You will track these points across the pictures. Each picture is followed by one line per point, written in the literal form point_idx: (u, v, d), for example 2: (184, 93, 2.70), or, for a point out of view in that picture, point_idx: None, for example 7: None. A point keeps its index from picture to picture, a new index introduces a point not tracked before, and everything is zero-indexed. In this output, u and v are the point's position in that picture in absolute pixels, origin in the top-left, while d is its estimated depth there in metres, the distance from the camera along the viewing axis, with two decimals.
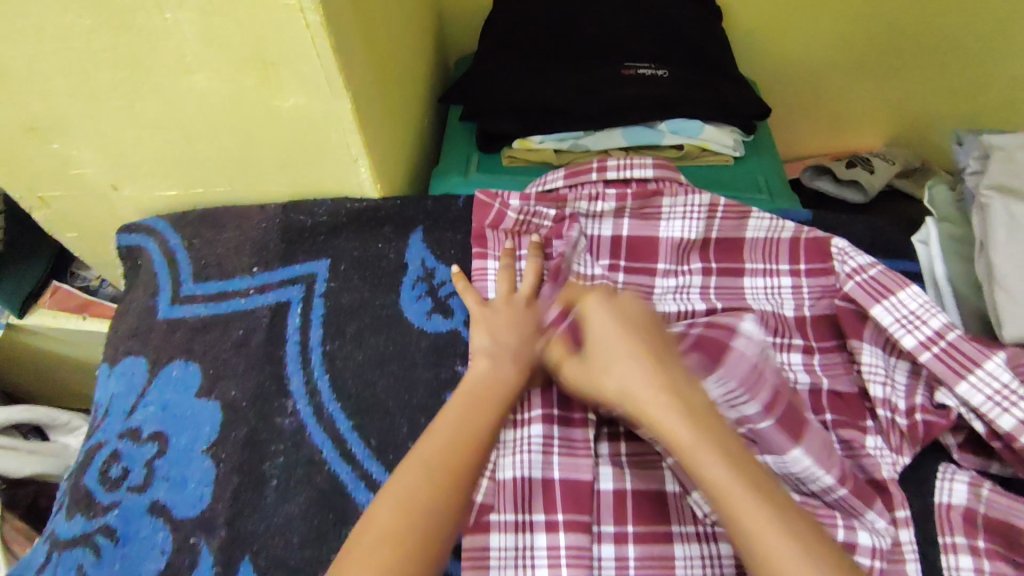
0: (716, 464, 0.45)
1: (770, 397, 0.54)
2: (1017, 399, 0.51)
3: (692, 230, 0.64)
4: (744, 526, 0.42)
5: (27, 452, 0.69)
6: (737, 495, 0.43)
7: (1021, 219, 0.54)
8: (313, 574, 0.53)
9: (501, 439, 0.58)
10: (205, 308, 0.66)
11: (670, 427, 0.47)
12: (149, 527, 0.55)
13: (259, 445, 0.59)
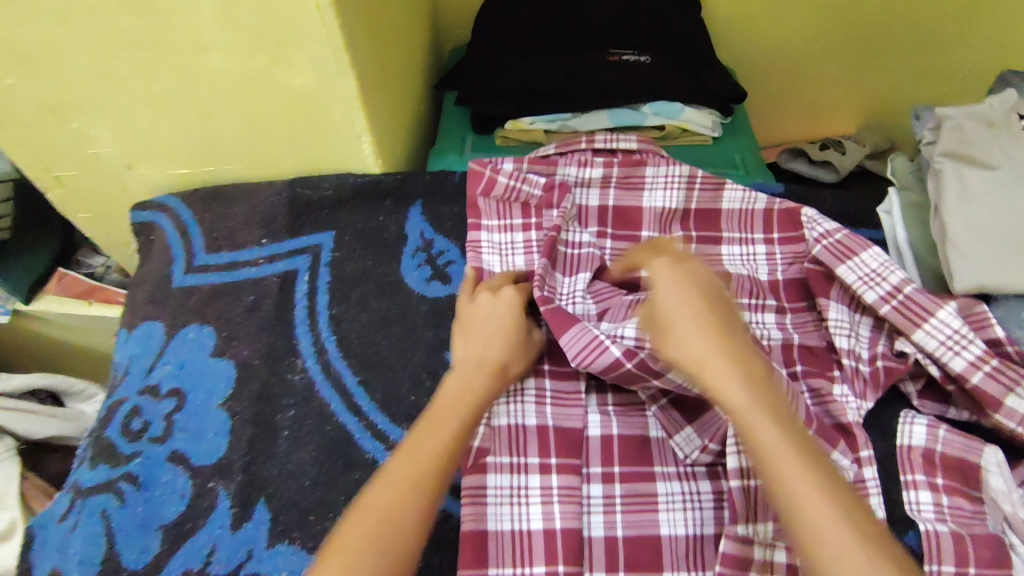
0: (761, 421, 0.45)
1: None
2: (967, 343, 0.56)
3: (673, 199, 0.70)
4: (780, 482, 0.43)
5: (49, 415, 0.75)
6: (778, 450, 0.44)
7: (971, 183, 0.59)
8: (324, 512, 0.58)
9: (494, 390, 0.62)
10: (217, 277, 0.70)
11: (721, 382, 0.47)
12: (169, 473, 0.59)
13: (271, 399, 0.63)
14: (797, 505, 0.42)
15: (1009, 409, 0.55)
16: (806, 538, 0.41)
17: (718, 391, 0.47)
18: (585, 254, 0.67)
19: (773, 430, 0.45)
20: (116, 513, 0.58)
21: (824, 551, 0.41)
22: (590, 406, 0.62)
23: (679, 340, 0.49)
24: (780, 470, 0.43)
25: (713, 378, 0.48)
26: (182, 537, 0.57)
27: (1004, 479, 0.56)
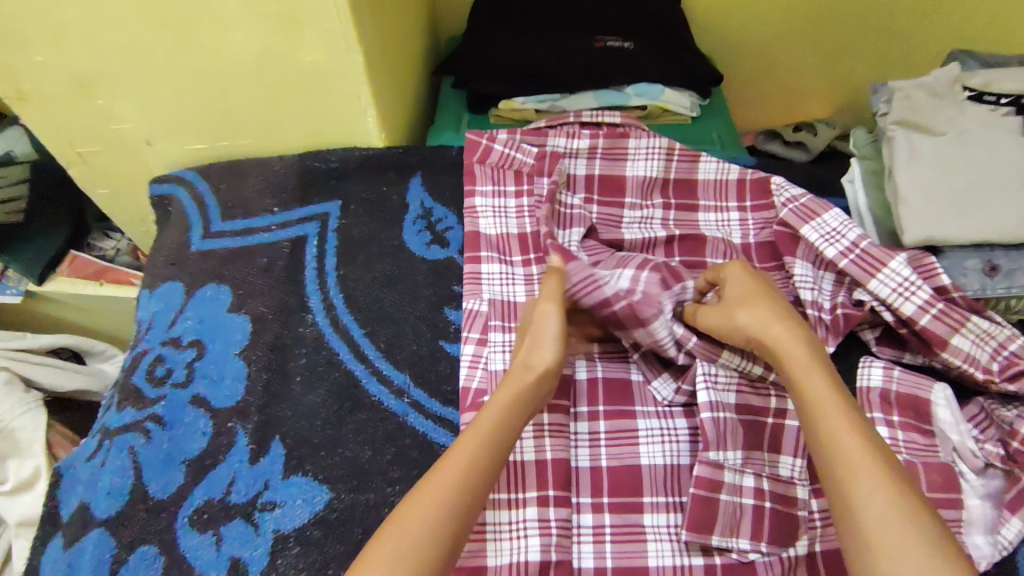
0: (822, 386, 0.52)
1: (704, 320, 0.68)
2: (915, 290, 0.62)
3: (653, 168, 0.76)
4: (832, 431, 0.49)
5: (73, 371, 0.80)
6: (832, 410, 0.50)
7: (919, 147, 0.66)
8: (334, 447, 0.63)
9: (490, 339, 0.68)
10: (233, 241, 0.76)
11: (786, 349, 0.55)
12: (191, 414, 0.65)
13: (284, 349, 0.69)
14: (845, 456, 0.48)
15: (953, 347, 0.61)
16: (847, 481, 0.47)
17: (781, 355, 0.55)
18: (578, 214, 0.74)
19: (831, 394, 0.51)
20: (143, 449, 0.63)
21: (864, 492, 0.46)
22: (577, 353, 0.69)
23: (750, 309, 0.58)
24: (833, 426, 0.49)
25: (779, 344, 0.55)
26: (203, 471, 0.62)
27: (950, 412, 0.62)
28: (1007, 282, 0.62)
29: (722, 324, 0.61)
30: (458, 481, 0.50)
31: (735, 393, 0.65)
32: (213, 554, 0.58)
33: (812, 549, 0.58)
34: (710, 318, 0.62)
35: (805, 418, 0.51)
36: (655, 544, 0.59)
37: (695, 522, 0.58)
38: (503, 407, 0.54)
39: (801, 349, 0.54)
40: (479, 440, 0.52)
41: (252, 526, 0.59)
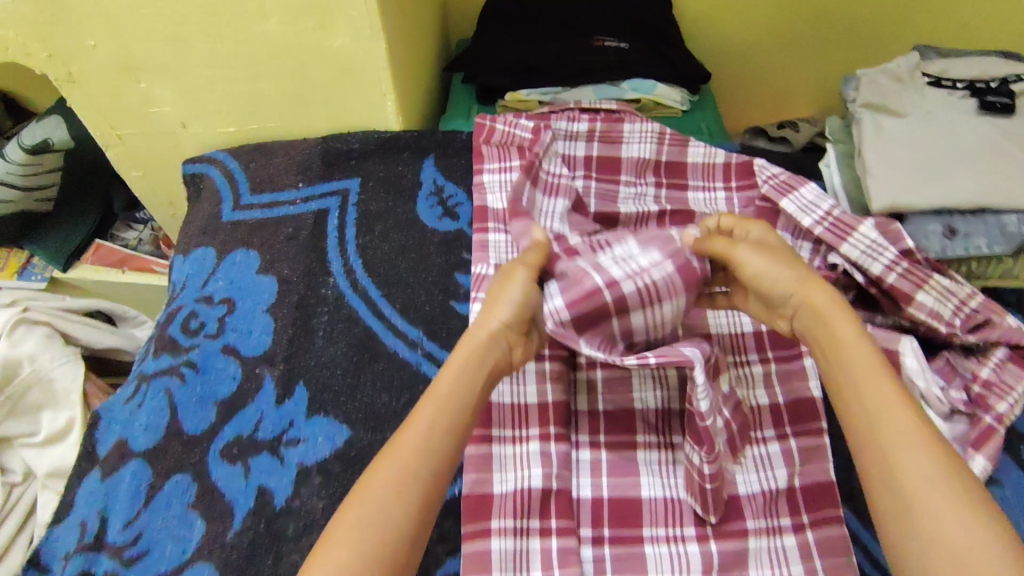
0: (861, 354, 0.55)
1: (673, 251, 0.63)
2: (882, 251, 0.69)
3: (645, 151, 0.84)
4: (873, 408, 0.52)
5: (107, 330, 0.86)
6: (872, 377, 0.54)
7: (884, 126, 0.74)
8: (354, 391, 0.69)
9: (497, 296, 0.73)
10: (261, 212, 0.82)
11: (825, 320, 0.58)
12: (223, 361, 0.70)
13: (308, 307, 0.74)
14: (886, 425, 0.51)
15: (918, 303, 0.68)
16: (886, 441, 0.50)
17: (824, 326, 0.58)
18: (564, 185, 0.79)
19: (869, 362, 0.55)
20: (179, 390, 0.69)
21: (902, 453, 0.49)
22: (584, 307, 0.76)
23: (790, 277, 0.61)
24: (877, 395, 0.53)
25: (822, 315, 0.58)
26: (233, 410, 0.67)
27: (917, 360, 0.67)
28: (965, 242, 0.68)
29: (763, 269, 0.62)
30: (420, 450, 0.53)
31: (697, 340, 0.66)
32: (242, 483, 0.63)
33: (792, 484, 0.64)
34: (755, 267, 0.62)
35: (842, 384, 0.55)
36: (648, 477, 0.65)
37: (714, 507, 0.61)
38: (455, 374, 0.57)
39: (843, 319, 0.58)
40: (437, 408, 0.55)
41: (278, 459, 0.65)
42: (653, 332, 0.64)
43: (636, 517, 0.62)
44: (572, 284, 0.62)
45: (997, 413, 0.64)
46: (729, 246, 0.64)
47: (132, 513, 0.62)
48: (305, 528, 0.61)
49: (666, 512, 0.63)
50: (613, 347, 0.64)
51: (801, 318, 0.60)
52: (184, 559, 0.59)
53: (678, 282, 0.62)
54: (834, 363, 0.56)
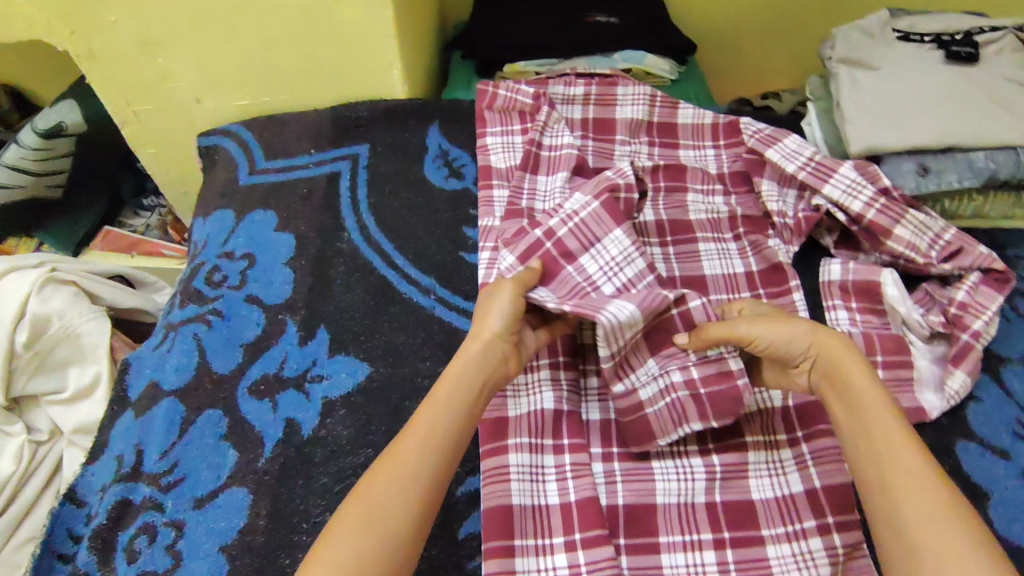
0: (886, 418, 0.52)
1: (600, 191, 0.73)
2: (861, 189, 0.74)
3: (638, 112, 0.89)
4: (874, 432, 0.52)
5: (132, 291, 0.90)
6: (898, 447, 0.51)
7: (858, 77, 0.80)
8: (372, 332, 0.73)
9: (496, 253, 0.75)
10: (277, 176, 0.87)
11: (844, 383, 0.56)
12: (247, 309, 0.74)
13: (326, 259, 0.79)
14: (877, 450, 0.51)
15: (896, 236, 0.73)
16: (907, 514, 0.47)
17: (845, 382, 0.56)
18: (565, 155, 0.82)
19: (892, 426, 0.52)
20: (206, 335, 0.72)
21: (918, 515, 0.47)
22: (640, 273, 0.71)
23: (802, 332, 0.60)
24: (876, 419, 0.53)
25: (844, 369, 0.56)
26: (259, 351, 0.71)
27: (897, 289, 0.72)
28: (937, 179, 0.74)
29: (762, 336, 0.61)
30: (408, 476, 0.51)
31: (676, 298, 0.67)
32: (271, 416, 0.67)
33: (786, 403, 0.67)
34: (767, 331, 0.61)
35: (864, 448, 0.52)
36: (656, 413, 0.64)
37: (714, 410, 0.63)
38: (457, 377, 0.57)
39: (865, 382, 0.55)
40: (433, 419, 0.54)
41: (304, 394, 0.68)
42: (618, 279, 0.70)
43: (647, 430, 0.64)
44: (518, 243, 0.71)
45: (973, 331, 0.69)
46: (730, 326, 0.62)
47: (166, 445, 0.65)
48: (332, 454, 0.65)
49: (672, 416, 0.64)
50: (583, 293, 0.68)
51: (822, 372, 0.58)
52: (220, 484, 0.63)
53: (606, 217, 0.71)
54: (858, 427, 0.53)
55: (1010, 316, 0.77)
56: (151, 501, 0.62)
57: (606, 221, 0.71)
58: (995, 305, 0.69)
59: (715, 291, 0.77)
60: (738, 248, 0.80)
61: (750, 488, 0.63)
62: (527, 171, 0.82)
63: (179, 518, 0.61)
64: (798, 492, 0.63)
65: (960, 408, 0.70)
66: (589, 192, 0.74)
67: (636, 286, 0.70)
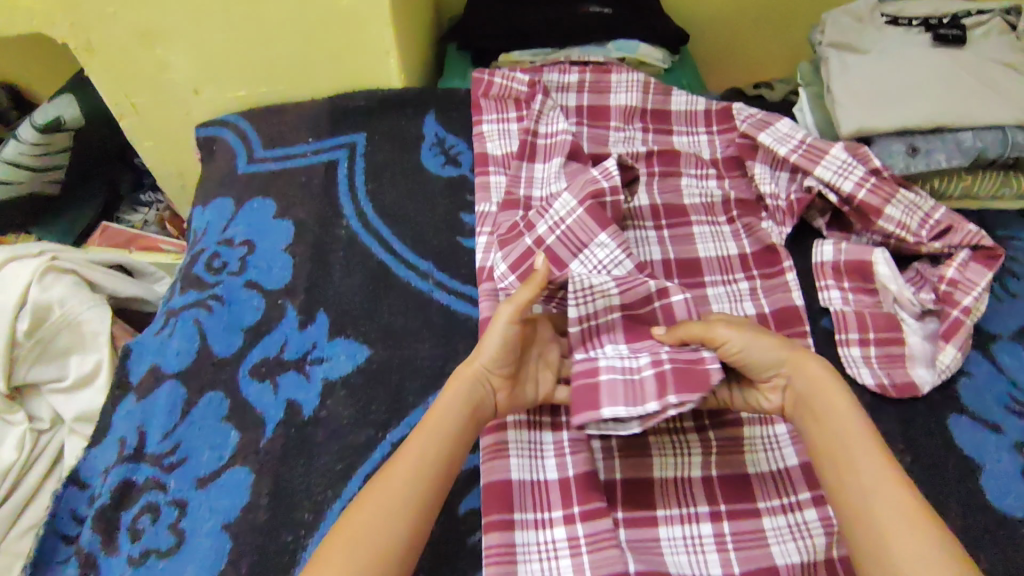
0: (855, 428, 0.54)
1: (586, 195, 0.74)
2: (851, 170, 0.76)
3: (632, 99, 0.91)
4: (855, 463, 0.53)
5: (132, 281, 0.91)
6: (866, 456, 0.53)
7: (848, 61, 0.81)
8: (370, 315, 0.74)
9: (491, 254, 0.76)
10: (275, 164, 0.88)
11: (817, 397, 0.57)
12: (247, 294, 0.75)
13: (325, 245, 0.79)
14: (862, 479, 0.52)
15: (887, 215, 0.75)
16: (895, 548, 0.48)
17: (820, 397, 0.57)
18: (560, 141, 0.82)
19: (860, 436, 0.54)
20: (207, 320, 0.73)
21: (907, 548, 0.47)
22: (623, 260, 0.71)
23: (780, 350, 0.60)
24: (856, 448, 0.53)
25: (822, 396, 0.57)
26: (260, 335, 0.72)
27: (888, 268, 0.73)
28: (926, 159, 0.75)
29: (740, 342, 0.60)
30: (407, 500, 0.52)
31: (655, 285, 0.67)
32: (272, 397, 0.68)
33: None
34: (745, 340, 0.60)
35: (836, 459, 0.54)
36: (610, 392, 0.61)
37: (677, 384, 0.59)
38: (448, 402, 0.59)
39: (836, 395, 0.57)
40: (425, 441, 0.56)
41: (304, 375, 0.69)
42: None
43: (595, 400, 0.60)
44: (512, 251, 0.72)
45: (963, 307, 0.70)
46: (707, 326, 0.62)
47: (169, 426, 0.66)
48: (333, 433, 0.65)
49: (626, 391, 0.60)
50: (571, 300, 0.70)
51: (794, 390, 0.59)
52: (222, 464, 0.63)
53: (592, 223, 0.72)
54: (827, 440, 0.55)
55: (1000, 294, 0.78)
56: (154, 481, 0.63)
57: (593, 225, 0.72)
58: (984, 281, 0.70)
59: (710, 273, 0.78)
60: (732, 231, 0.81)
61: (746, 462, 0.64)
62: (523, 160, 0.82)
63: (182, 497, 0.61)
64: (793, 466, 0.64)
65: (952, 383, 0.71)
66: (576, 194, 0.74)
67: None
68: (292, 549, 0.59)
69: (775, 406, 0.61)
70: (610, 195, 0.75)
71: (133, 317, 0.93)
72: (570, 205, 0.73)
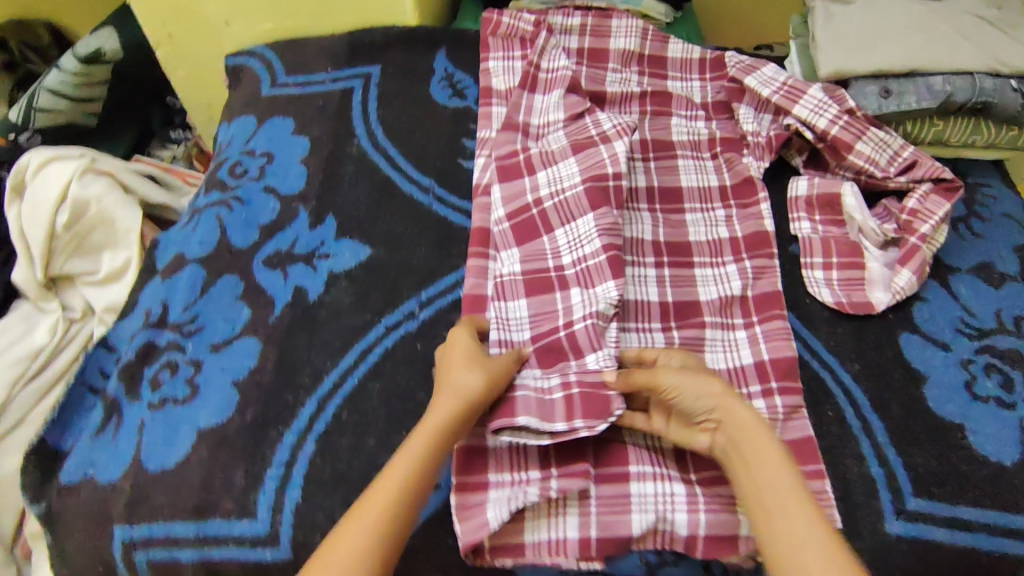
0: (789, 483, 0.54)
1: (591, 160, 0.78)
2: (826, 109, 0.81)
3: (630, 44, 0.96)
4: (785, 517, 0.53)
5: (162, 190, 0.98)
6: (801, 515, 0.53)
7: (833, 11, 0.87)
8: (373, 222, 0.81)
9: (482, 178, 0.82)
10: (296, 89, 0.95)
11: (749, 445, 0.57)
12: (263, 197, 0.83)
13: (337, 161, 0.86)
14: (790, 531, 0.52)
15: (857, 151, 0.80)
16: None
17: (752, 446, 0.57)
18: (560, 75, 0.89)
19: (793, 491, 0.54)
20: (227, 216, 0.81)
21: None
22: (594, 245, 0.73)
23: (714, 395, 0.60)
24: (785, 499, 0.53)
25: (755, 441, 0.57)
26: (274, 231, 0.80)
27: (856, 200, 0.79)
28: (898, 100, 0.80)
29: (682, 389, 0.60)
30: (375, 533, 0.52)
31: (613, 276, 0.70)
32: (282, 283, 0.75)
33: (745, 293, 0.75)
34: (682, 381, 0.60)
35: (771, 515, 0.53)
36: (522, 413, 0.62)
37: (582, 410, 0.63)
38: (430, 432, 0.58)
39: (767, 444, 0.57)
40: (404, 472, 0.55)
41: (312, 267, 0.76)
42: (577, 253, 0.73)
43: (511, 409, 0.63)
44: (512, 200, 0.78)
45: (920, 234, 0.76)
46: (654, 373, 0.62)
47: (190, 300, 0.74)
48: (335, 316, 0.73)
49: (537, 407, 0.63)
50: (541, 261, 0.74)
51: (725, 433, 0.59)
52: (234, 334, 0.71)
53: (584, 201, 0.75)
54: (761, 494, 0.55)
55: (963, 233, 0.83)
56: (173, 343, 0.71)
57: (585, 204, 0.75)
58: (942, 210, 0.76)
59: (690, 200, 0.84)
60: (715, 165, 0.87)
61: (706, 360, 0.72)
62: (525, 88, 0.88)
63: (198, 357, 0.70)
64: (748, 363, 0.71)
65: (908, 307, 0.76)
66: (582, 168, 0.78)
67: (589, 263, 0.72)
68: (292, 405, 0.66)
69: (703, 448, 0.61)
70: (613, 180, 0.76)
71: (163, 224, 1.00)
72: (574, 180, 0.77)
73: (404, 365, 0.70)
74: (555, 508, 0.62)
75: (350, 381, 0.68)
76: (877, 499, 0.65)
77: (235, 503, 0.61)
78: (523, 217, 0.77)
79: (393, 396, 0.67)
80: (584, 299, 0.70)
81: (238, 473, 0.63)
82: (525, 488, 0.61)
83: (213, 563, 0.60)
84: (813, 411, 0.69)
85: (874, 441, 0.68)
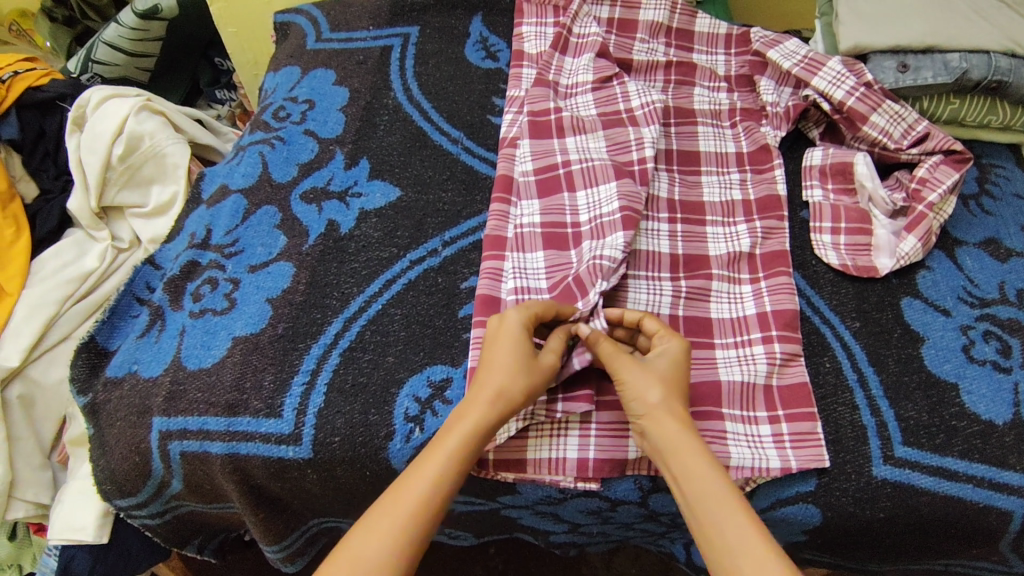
0: (720, 491, 0.56)
1: (614, 133, 0.83)
2: (844, 81, 0.84)
3: (659, 15, 0.99)
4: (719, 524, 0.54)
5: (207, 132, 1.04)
6: (734, 525, 0.54)
7: None
8: (404, 168, 0.85)
9: (511, 132, 0.86)
10: (338, 45, 1.00)
11: (678, 455, 0.58)
12: (303, 140, 0.88)
13: (373, 111, 0.91)
14: (722, 535, 0.53)
15: (872, 122, 0.83)
16: None
17: (679, 452, 0.58)
18: (591, 41, 0.93)
19: (726, 498, 0.55)
20: (270, 153, 0.87)
21: None
22: (609, 206, 0.76)
23: (652, 396, 0.60)
24: (717, 505, 0.55)
25: (684, 449, 0.58)
26: (311, 170, 0.85)
27: (867, 168, 0.82)
28: (915, 75, 0.83)
29: (629, 382, 0.62)
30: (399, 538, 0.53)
31: (621, 219, 0.74)
32: (317, 216, 0.80)
33: (753, 251, 0.78)
34: (631, 375, 0.62)
35: (706, 530, 0.55)
36: None
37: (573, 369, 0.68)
38: (463, 437, 0.58)
39: (694, 451, 0.58)
40: (433, 481, 0.56)
41: (345, 204, 0.82)
42: (594, 212, 0.77)
43: None
44: (539, 157, 0.82)
45: (928, 202, 0.78)
46: (611, 354, 0.64)
47: (231, 225, 0.80)
48: (364, 247, 0.78)
49: None
50: (560, 214, 0.78)
51: (652, 438, 0.60)
52: (271, 258, 0.77)
53: (610, 171, 0.78)
54: (693, 503, 0.56)
55: (974, 209, 0.84)
56: (215, 263, 0.77)
57: (607, 173, 0.78)
58: (951, 180, 0.78)
59: (706, 164, 0.87)
60: (733, 133, 0.89)
61: (711, 310, 0.76)
62: (557, 51, 0.92)
63: (237, 276, 0.76)
64: (751, 314, 0.74)
65: (913, 275, 0.79)
66: (608, 140, 0.82)
67: (603, 220, 0.75)
68: (320, 322, 0.72)
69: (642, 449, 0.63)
70: (637, 164, 0.80)
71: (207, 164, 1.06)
72: (601, 159, 0.80)
73: (425, 294, 0.74)
74: (557, 429, 0.66)
75: (374, 306, 0.73)
76: (866, 445, 0.68)
77: (263, 403, 0.67)
78: (547, 174, 0.81)
79: (413, 322, 0.72)
80: (592, 247, 0.73)
81: (268, 377, 0.68)
82: (533, 407, 0.65)
83: (240, 455, 0.67)
84: (811, 362, 0.73)
85: (868, 393, 0.71)
